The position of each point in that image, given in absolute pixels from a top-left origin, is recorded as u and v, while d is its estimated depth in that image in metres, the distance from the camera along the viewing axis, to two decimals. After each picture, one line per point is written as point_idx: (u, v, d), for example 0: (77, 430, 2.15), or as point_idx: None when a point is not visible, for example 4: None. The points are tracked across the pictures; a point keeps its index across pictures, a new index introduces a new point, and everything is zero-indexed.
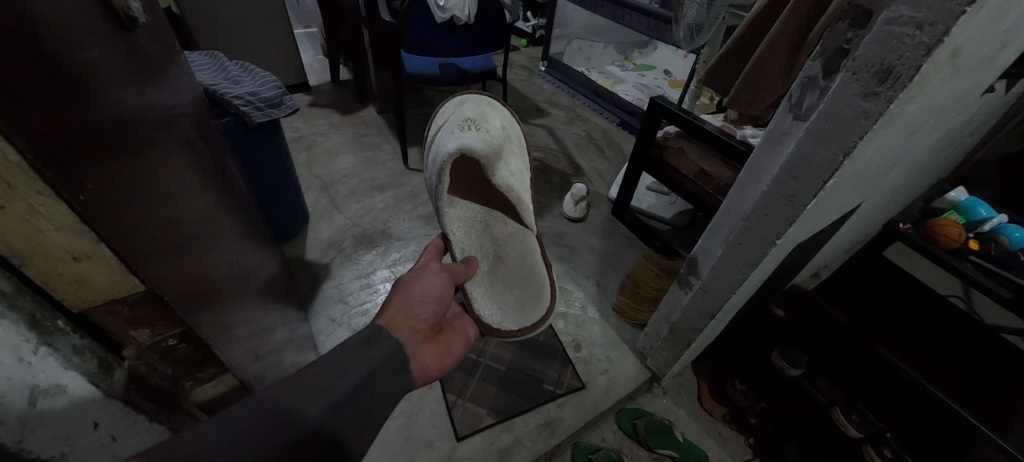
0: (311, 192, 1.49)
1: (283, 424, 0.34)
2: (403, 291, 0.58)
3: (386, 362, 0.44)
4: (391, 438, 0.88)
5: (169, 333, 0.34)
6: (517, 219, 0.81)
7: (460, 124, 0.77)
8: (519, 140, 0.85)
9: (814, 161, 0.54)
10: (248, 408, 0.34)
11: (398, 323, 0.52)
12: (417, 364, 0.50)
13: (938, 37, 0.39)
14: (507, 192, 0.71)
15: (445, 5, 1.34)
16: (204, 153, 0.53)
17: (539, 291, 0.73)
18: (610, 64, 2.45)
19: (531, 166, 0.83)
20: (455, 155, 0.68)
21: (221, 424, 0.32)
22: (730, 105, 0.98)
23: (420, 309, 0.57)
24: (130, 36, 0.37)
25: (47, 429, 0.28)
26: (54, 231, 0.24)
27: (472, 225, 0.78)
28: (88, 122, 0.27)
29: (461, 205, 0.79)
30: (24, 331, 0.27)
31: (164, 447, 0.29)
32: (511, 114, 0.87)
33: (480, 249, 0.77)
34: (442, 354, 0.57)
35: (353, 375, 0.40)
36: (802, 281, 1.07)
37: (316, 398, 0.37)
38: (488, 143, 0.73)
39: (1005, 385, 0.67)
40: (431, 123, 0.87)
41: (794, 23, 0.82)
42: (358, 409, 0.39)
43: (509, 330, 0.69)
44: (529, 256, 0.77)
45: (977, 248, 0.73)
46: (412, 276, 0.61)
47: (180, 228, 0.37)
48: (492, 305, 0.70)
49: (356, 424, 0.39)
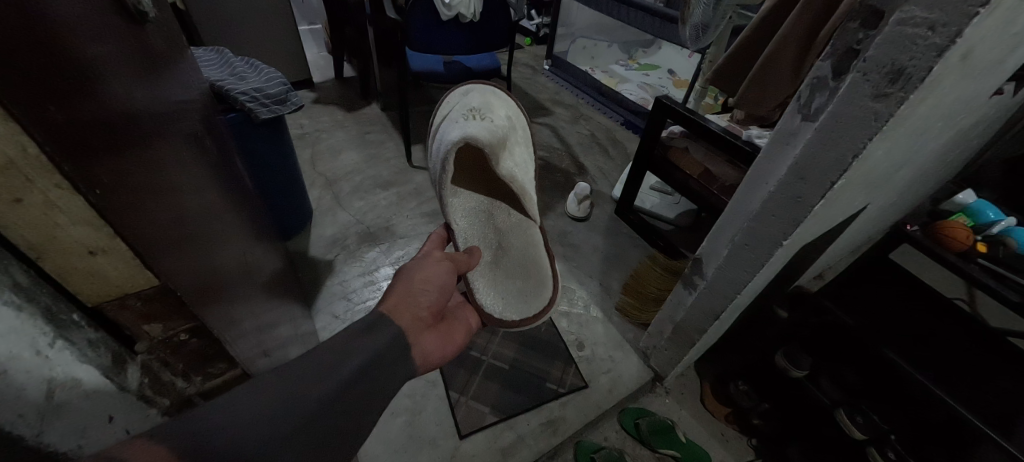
0: (315, 188, 1.49)
1: (291, 408, 0.34)
2: (404, 278, 0.59)
3: (388, 352, 0.44)
4: (395, 436, 0.88)
5: (182, 328, 0.35)
6: (521, 209, 0.80)
7: (463, 113, 0.77)
8: (524, 130, 0.85)
9: (824, 162, 0.53)
10: (253, 394, 0.34)
11: (401, 311, 0.52)
12: (420, 350, 0.50)
13: (952, 38, 0.39)
14: (511, 182, 0.70)
15: (450, 3, 1.34)
16: (211, 147, 0.54)
17: (541, 280, 0.73)
18: (614, 63, 2.44)
19: (535, 157, 0.82)
20: (459, 144, 0.68)
21: (228, 413, 0.32)
22: (737, 104, 0.97)
23: (422, 297, 0.57)
24: (141, 31, 0.37)
25: (67, 421, 0.28)
26: (72, 226, 0.24)
27: (475, 216, 0.79)
28: (102, 115, 0.27)
29: (464, 195, 0.79)
30: (41, 325, 0.27)
31: (180, 426, 0.30)
32: (516, 105, 0.86)
33: (483, 239, 0.77)
34: (445, 341, 0.57)
35: (353, 364, 0.40)
36: (806, 282, 1.06)
37: (319, 384, 0.37)
38: (493, 132, 0.72)
39: (1012, 389, 0.67)
40: (436, 113, 0.86)
41: (803, 23, 0.81)
42: (359, 396, 0.39)
43: (511, 320, 0.69)
44: (532, 246, 0.77)
45: (984, 250, 0.73)
46: (414, 265, 0.61)
47: (189, 223, 0.38)
48: (495, 295, 0.71)
49: (357, 413, 0.39)
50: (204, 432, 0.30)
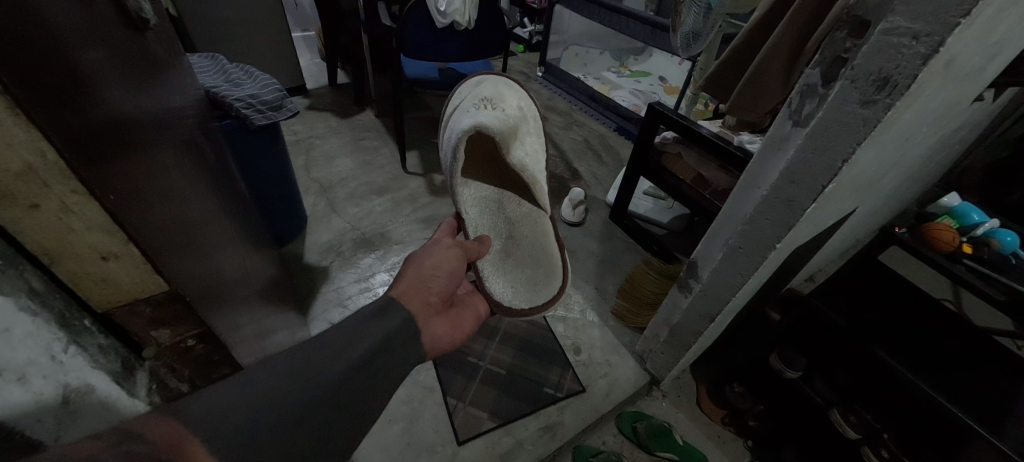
0: (309, 195, 1.48)
1: (303, 396, 0.34)
2: (416, 263, 0.59)
3: (395, 334, 0.43)
4: (391, 443, 0.88)
5: (189, 333, 0.35)
6: (531, 200, 0.82)
7: (476, 103, 0.78)
8: (535, 121, 0.86)
9: (814, 167, 0.55)
10: (263, 382, 0.33)
11: (411, 294, 0.52)
12: (429, 336, 0.49)
13: (935, 47, 0.40)
14: (522, 171, 0.72)
15: (445, 11, 1.35)
16: (208, 152, 0.54)
17: (550, 271, 0.73)
18: (606, 70, 2.48)
19: (547, 146, 0.83)
20: (471, 132, 0.69)
21: (239, 389, 0.32)
22: (730, 110, 0.99)
23: (432, 282, 0.57)
24: (143, 38, 0.38)
25: (83, 418, 0.28)
26: (87, 231, 0.25)
27: (486, 205, 0.80)
28: (109, 118, 0.28)
29: (475, 185, 0.81)
30: (55, 329, 0.26)
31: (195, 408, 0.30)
32: (527, 96, 0.87)
33: (493, 228, 0.78)
34: (453, 327, 0.57)
35: (360, 347, 0.39)
36: (797, 285, 1.08)
37: (326, 371, 0.36)
38: (504, 121, 0.74)
39: (996, 383, 0.69)
40: (448, 103, 0.87)
41: (793, 30, 0.83)
42: (371, 375, 0.39)
43: (519, 309, 0.69)
44: (543, 236, 0.78)
45: (970, 251, 0.75)
46: (426, 250, 0.62)
47: (193, 226, 0.38)
48: (504, 283, 0.70)
49: (350, 414, 0.36)
50: (214, 408, 0.30)
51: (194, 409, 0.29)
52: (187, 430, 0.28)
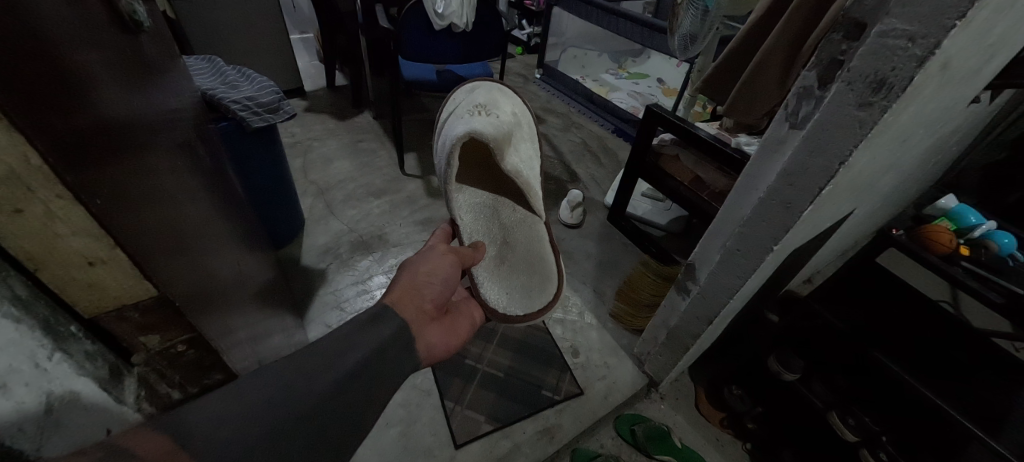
0: (307, 197, 1.48)
1: (294, 402, 0.33)
2: (409, 270, 0.58)
3: (389, 342, 0.43)
4: (388, 446, 0.87)
5: (178, 339, 0.35)
6: (525, 206, 0.82)
7: (470, 110, 0.78)
8: (530, 127, 0.86)
9: (811, 168, 0.55)
10: (254, 388, 0.33)
11: (405, 302, 0.51)
12: (423, 343, 0.49)
13: (930, 49, 0.40)
14: (516, 177, 0.72)
15: (444, 13, 1.36)
16: (203, 155, 0.53)
17: (545, 276, 0.73)
18: (604, 72, 2.49)
19: (541, 152, 0.83)
20: (465, 138, 0.68)
21: (228, 398, 0.31)
22: (727, 112, 0.99)
23: (425, 290, 0.56)
24: (138, 41, 0.38)
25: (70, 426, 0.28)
26: (71, 235, 0.25)
27: (480, 211, 0.79)
28: (98, 121, 0.28)
29: (468, 191, 0.81)
30: (40, 336, 0.26)
31: (181, 415, 0.29)
32: (521, 102, 0.87)
33: (487, 235, 0.77)
34: (449, 334, 0.57)
35: (354, 354, 0.39)
36: (794, 288, 1.08)
37: (318, 379, 0.35)
38: (497, 128, 0.74)
39: (994, 386, 0.69)
40: (442, 110, 0.87)
41: (789, 33, 0.84)
42: (364, 384, 0.38)
43: (514, 315, 0.68)
44: (537, 242, 0.78)
45: (967, 253, 0.75)
46: (419, 258, 0.62)
47: (185, 230, 0.38)
48: (499, 290, 0.70)
49: (342, 422, 0.36)
50: (202, 417, 0.30)
51: (183, 417, 0.29)
52: (174, 441, 0.28)
